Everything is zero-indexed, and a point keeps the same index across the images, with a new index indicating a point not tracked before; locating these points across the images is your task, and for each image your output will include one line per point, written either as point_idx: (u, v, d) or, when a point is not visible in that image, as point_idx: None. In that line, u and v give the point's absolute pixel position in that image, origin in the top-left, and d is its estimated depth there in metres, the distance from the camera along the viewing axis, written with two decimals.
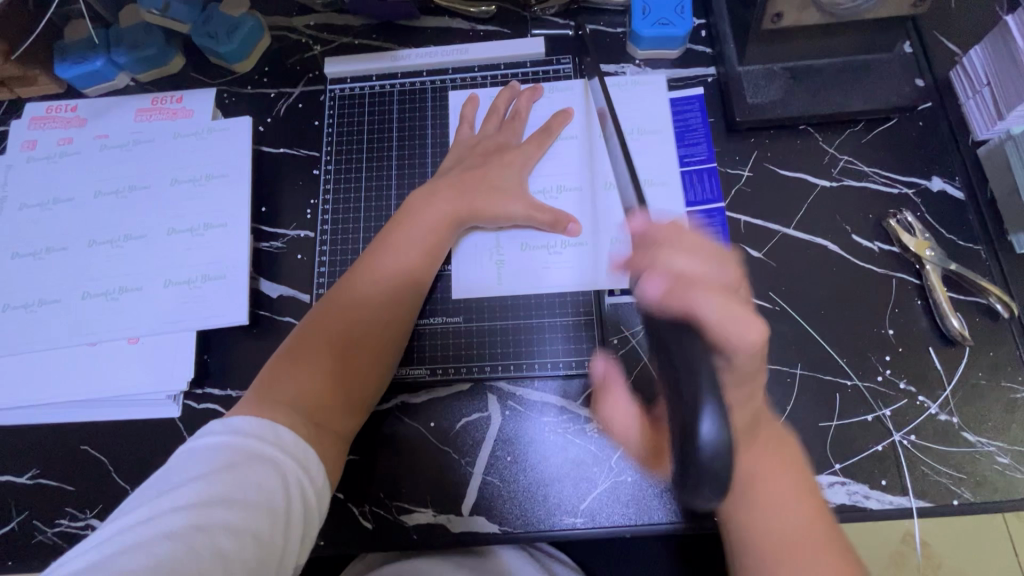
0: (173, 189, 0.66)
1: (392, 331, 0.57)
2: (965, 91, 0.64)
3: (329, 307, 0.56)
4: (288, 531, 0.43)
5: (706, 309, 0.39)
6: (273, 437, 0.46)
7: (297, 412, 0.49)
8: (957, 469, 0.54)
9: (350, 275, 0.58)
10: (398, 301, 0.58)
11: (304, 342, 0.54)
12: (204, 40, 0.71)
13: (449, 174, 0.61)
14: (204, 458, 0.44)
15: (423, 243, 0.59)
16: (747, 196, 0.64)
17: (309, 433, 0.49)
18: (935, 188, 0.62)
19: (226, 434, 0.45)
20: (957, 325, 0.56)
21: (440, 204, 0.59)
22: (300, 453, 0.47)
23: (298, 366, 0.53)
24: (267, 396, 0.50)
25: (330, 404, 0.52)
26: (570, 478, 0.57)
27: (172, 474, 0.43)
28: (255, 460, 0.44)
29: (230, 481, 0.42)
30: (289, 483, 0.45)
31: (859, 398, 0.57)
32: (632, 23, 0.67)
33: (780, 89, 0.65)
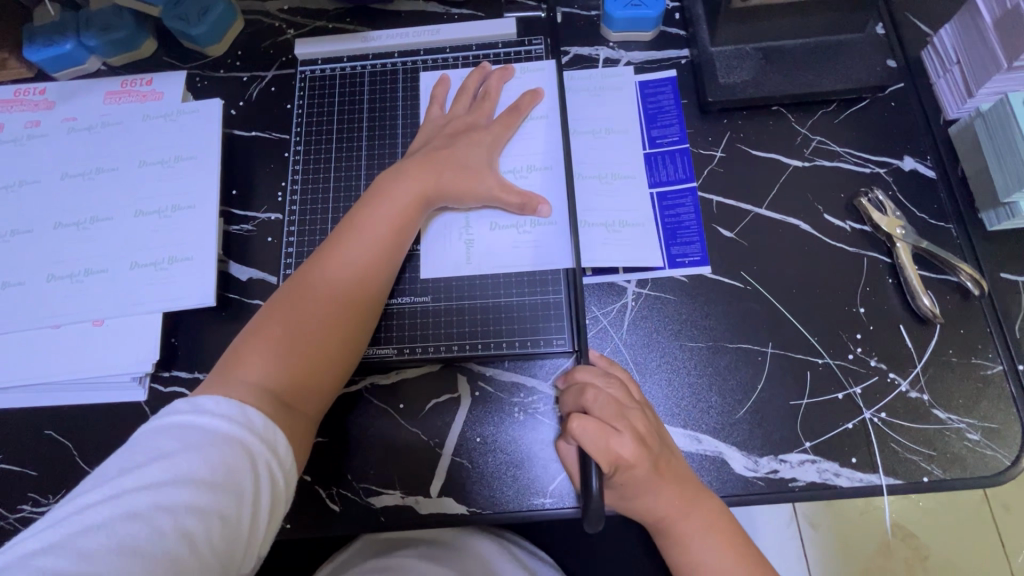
0: (141, 171, 0.65)
1: (360, 309, 0.56)
2: (936, 70, 0.64)
3: (297, 288, 0.55)
4: (254, 512, 0.43)
5: (584, 439, 0.48)
6: (238, 419, 0.45)
7: (264, 395, 0.49)
8: (928, 446, 0.54)
9: (316, 255, 0.57)
10: (367, 280, 0.56)
11: (271, 324, 0.53)
12: (175, 22, 0.70)
13: (417, 153, 0.60)
14: (169, 436, 0.43)
15: (391, 220, 0.57)
16: (719, 176, 0.64)
17: (276, 415, 0.48)
18: (906, 168, 0.62)
19: (192, 413, 0.44)
20: (928, 303, 0.56)
21: (407, 182, 0.58)
22: (268, 434, 0.46)
23: (264, 349, 0.52)
24: (233, 379, 0.49)
25: (299, 386, 0.52)
26: (540, 459, 0.56)
27: (135, 450, 0.43)
28: (221, 442, 0.44)
29: (196, 461, 0.42)
30: (256, 465, 0.44)
31: (830, 377, 0.56)
32: (604, 5, 0.67)
33: (753, 69, 0.65)
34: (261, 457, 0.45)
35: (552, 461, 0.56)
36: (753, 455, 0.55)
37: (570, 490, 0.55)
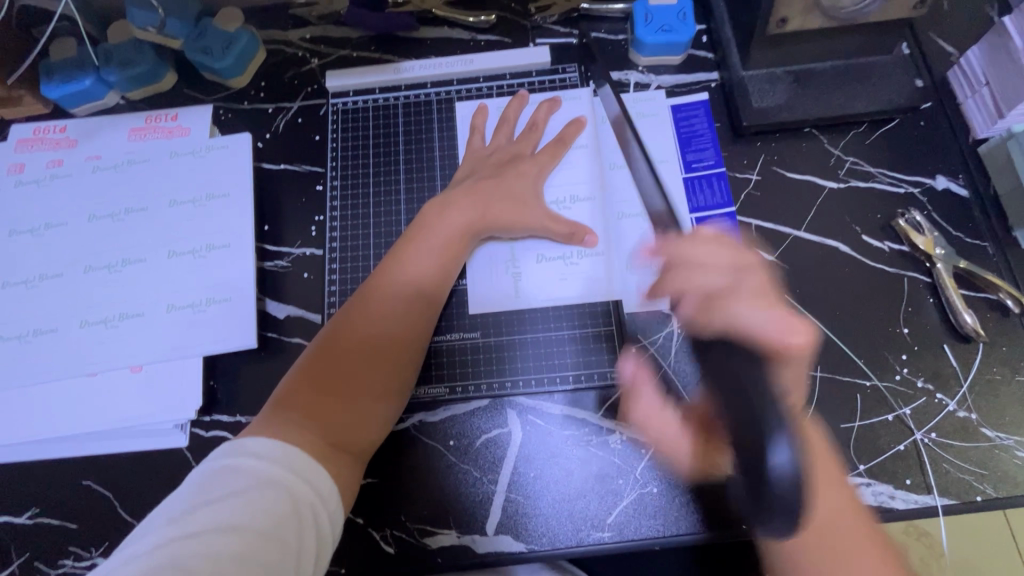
0: (172, 210, 0.64)
1: (408, 344, 0.55)
2: (964, 91, 0.65)
3: (344, 322, 0.54)
4: (299, 557, 0.42)
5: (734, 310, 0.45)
6: (284, 461, 0.44)
7: (314, 434, 0.48)
8: (979, 465, 0.55)
9: (364, 290, 0.56)
10: (416, 315, 0.56)
11: (318, 360, 0.52)
12: (199, 56, 0.69)
13: (462, 185, 0.60)
14: (212, 480, 0.42)
15: (438, 254, 0.57)
16: (757, 200, 0.64)
17: (326, 456, 0.47)
18: (940, 187, 0.63)
19: (232, 455, 0.44)
20: (970, 321, 0.57)
21: (455, 215, 0.58)
22: (310, 475, 0.45)
23: (314, 386, 0.51)
24: (282, 417, 0.48)
25: (348, 425, 0.50)
26: (595, 491, 0.56)
27: (182, 496, 0.42)
28: (267, 486, 0.42)
29: (238, 507, 0.41)
30: (298, 508, 0.43)
31: (878, 398, 0.57)
32: (635, 30, 0.67)
33: (785, 92, 0.65)
34: (302, 499, 0.43)
35: (608, 493, 0.56)
36: None
37: (627, 522, 0.55)
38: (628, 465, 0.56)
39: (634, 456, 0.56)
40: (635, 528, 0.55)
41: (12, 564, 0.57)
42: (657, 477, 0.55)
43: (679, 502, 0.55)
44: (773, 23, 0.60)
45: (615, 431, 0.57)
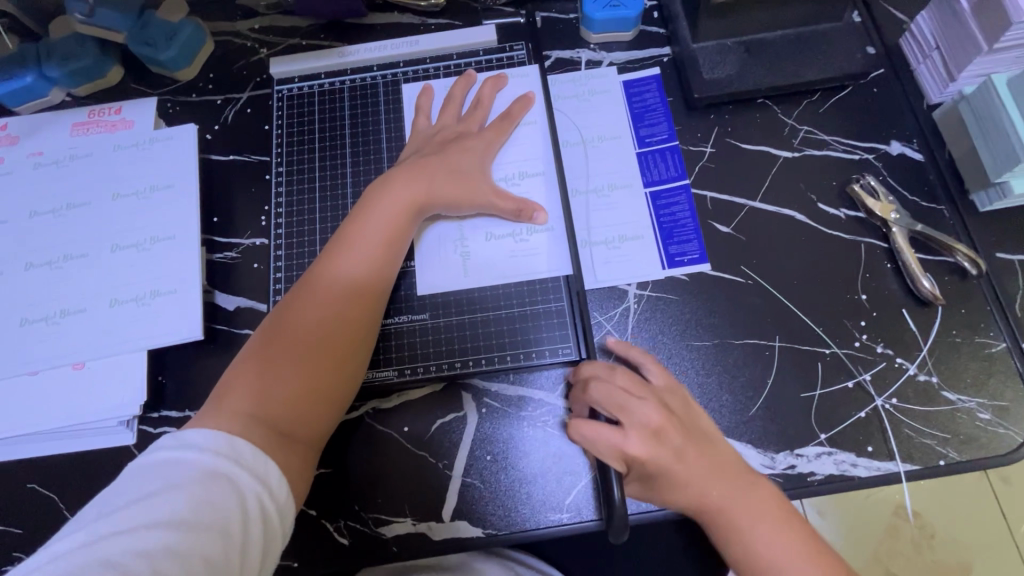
0: (116, 204, 0.63)
1: (359, 328, 0.53)
2: (916, 57, 0.64)
3: (291, 305, 0.53)
4: (245, 552, 0.40)
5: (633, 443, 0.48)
6: (230, 453, 0.43)
7: (258, 426, 0.46)
8: (941, 429, 0.53)
9: (309, 275, 0.54)
10: (364, 298, 0.54)
11: (265, 348, 0.50)
12: (143, 48, 0.68)
13: (406, 162, 0.59)
14: (150, 474, 0.40)
15: (384, 233, 0.55)
16: (711, 172, 0.63)
17: (275, 447, 0.46)
18: (895, 152, 0.62)
19: (173, 449, 0.42)
20: (928, 286, 0.56)
21: (398, 189, 0.57)
22: (259, 467, 0.43)
23: (261, 376, 0.49)
24: (225, 410, 0.47)
25: (298, 413, 0.49)
26: (553, 472, 0.54)
27: (116, 494, 0.40)
28: (209, 478, 0.41)
29: (177, 500, 0.39)
30: (244, 502, 0.41)
31: (839, 366, 0.56)
32: (584, 7, 0.66)
33: (736, 63, 0.64)
34: (249, 492, 0.42)
35: (567, 474, 0.54)
36: (769, 452, 0.54)
37: (587, 502, 0.53)
38: None
39: None
40: (595, 508, 0.53)
41: None
42: None
43: None
44: None
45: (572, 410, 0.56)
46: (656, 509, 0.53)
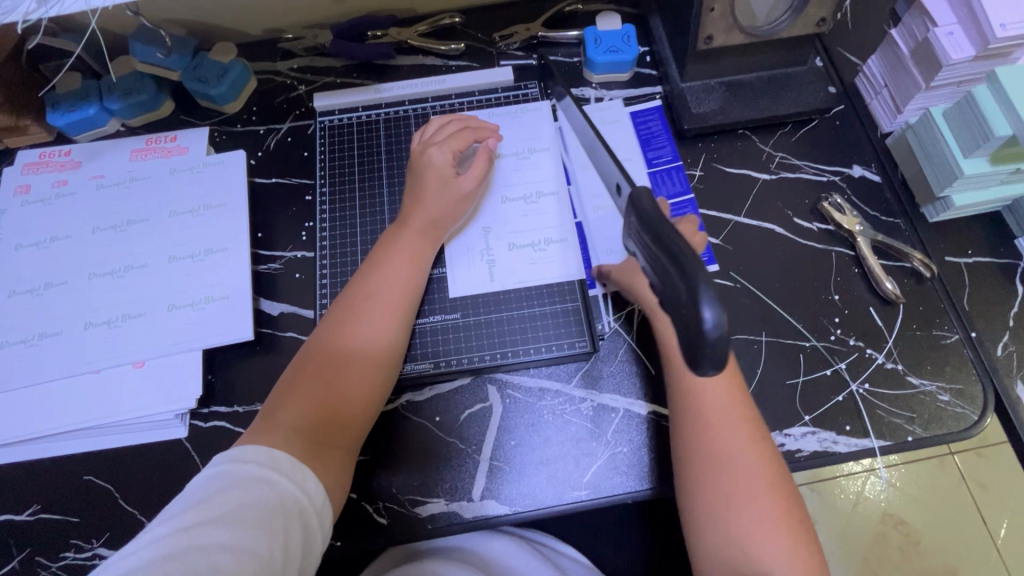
0: (172, 220, 0.70)
1: (384, 347, 0.59)
2: (869, 92, 0.76)
3: (326, 329, 0.59)
4: (287, 549, 0.45)
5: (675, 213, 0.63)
6: (272, 464, 0.48)
7: (298, 438, 0.52)
8: (908, 409, 0.61)
9: (341, 302, 0.60)
10: (389, 322, 0.60)
11: (303, 369, 0.57)
12: (196, 85, 0.76)
13: (415, 189, 0.66)
14: (200, 483, 0.46)
15: (403, 264, 0.62)
16: (701, 193, 0.73)
17: (311, 457, 0.52)
18: (857, 175, 0.72)
19: (219, 462, 0.48)
20: (890, 287, 0.65)
21: (413, 224, 0.64)
22: (296, 474, 0.49)
23: (299, 393, 0.55)
24: (271, 425, 0.52)
25: (332, 427, 0.55)
26: (571, 455, 0.61)
27: (171, 503, 0.45)
28: (252, 482, 0.46)
29: (226, 503, 0.44)
30: (284, 503, 0.47)
31: (818, 357, 0.64)
32: (587, 52, 0.76)
33: (718, 99, 0.75)
34: (287, 495, 0.47)
35: (583, 456, 0.61)
36: None
37: (602, 481, 0.60)
38: (600, 429, 0.61)
39: (605, 421, 0.62)
40: (610, 486, 0.59)
41: (13, 561, 0.59)
42: (627, 438, 0.61)
43: (648, 460, 0.60)
44: (701, 41, 0.69)
45: (587, 399, 0.63)
46: (663, 486, 0.59)
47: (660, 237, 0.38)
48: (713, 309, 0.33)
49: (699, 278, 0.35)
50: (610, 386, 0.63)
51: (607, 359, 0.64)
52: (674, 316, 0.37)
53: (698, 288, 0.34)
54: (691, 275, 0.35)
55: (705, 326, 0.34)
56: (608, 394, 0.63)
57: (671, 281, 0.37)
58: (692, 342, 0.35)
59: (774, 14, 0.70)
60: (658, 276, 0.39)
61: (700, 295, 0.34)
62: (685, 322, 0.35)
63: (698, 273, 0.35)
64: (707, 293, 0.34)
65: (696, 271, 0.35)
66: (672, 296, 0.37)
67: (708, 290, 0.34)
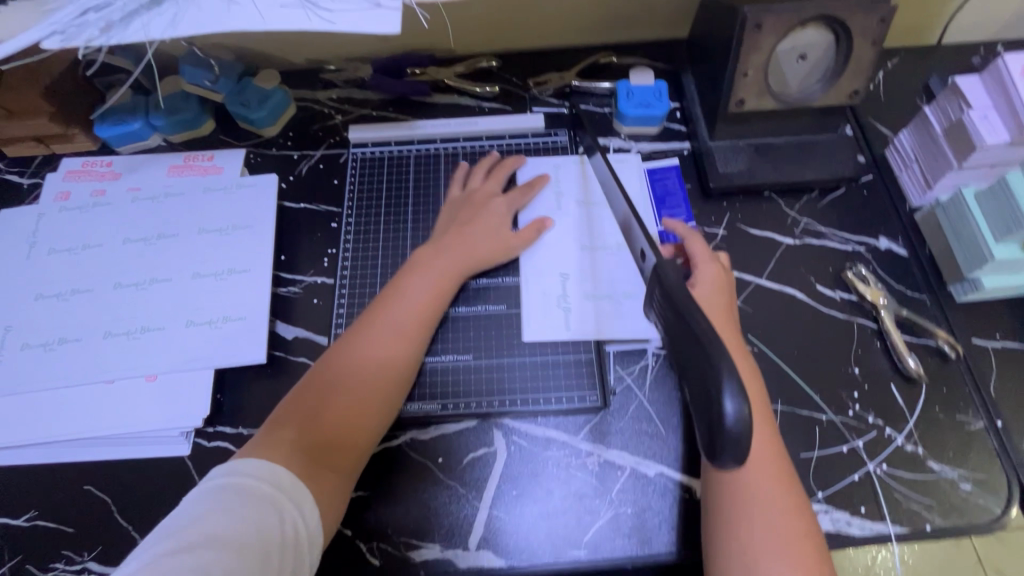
0: (199, 237, 0.71)
1: (393, 372, 0.59)
2: (899, 165, 0.75)
3: (342, 345, 0.60)
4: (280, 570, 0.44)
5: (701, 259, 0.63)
6: (273, 480, 0.49)
7: (298, 455, 0.52)
8: (927, 496, 0.59)
9: (360, 321, 0.62)
10: (403, 346, 0.61)
11: (309, 386, 0.57)
12: (238, 107, 0.79)
13: (451, 230, 0.69)
14: (205, 499, 0.46)
15: (423, 295, 0.63)
16: (723, 251, 0.72)
17: (310, 474, 0.51)
18: (883, 247, 0.72)
19: (221, 475, 0.48)
20: (912, 364, 0.64)
21: (441, 258, 0.66)
22: (294, 493, 0.49)
23: (306, 408, 0.55)
24: (274, 438, 0.53)
25: (332, 446, 0.54)
26: (573, 511, 0.59)
27: (174, 515, 0.46)
28: (254, 502, 0.46)
29: (225, 521, 0.44)
30: (281, 522, 0.47)
31: (834, 431, 0.62)
32: (618, 104, 0.78)
33: (746, 160, 0.75)
34: (283, 514, 0.47)
35: (585, 513, 0.59)
36: None
37: (603, 542, 0.58)
38: (605, 486, 0.60)
39: (611, 477, 0.60)
40: (610, 548, 0.58)
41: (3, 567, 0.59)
42: (631, 498, 0.59)
43: (652, 523, 0.58)
44: (732, 103, 0.70)
45: (593, 453, 0.62)
46: (664, 552, 0.57)
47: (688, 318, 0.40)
48: (734, 399, 0.35)
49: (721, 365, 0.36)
50: (618, 443, 0.62)
51: (617, 414, 0.63)
52: (693, 394, 0.39)
53: (721, 375, 0.36)
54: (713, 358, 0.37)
55: (726, 417, 0.35)
56: (616, 451, 0.61)
57: (692, 362, 0.38)
58: (712, 428, 0.36)
59: (808, 82, 0.70)
60: (679, 354, 0.41)
61: (722, 384, 0.36)
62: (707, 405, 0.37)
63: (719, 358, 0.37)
64: (729, 384, 0.36)
65: (719, 358, 0.37)
66: (695, 379, 0.38)
67: (730, 381, 0.35)
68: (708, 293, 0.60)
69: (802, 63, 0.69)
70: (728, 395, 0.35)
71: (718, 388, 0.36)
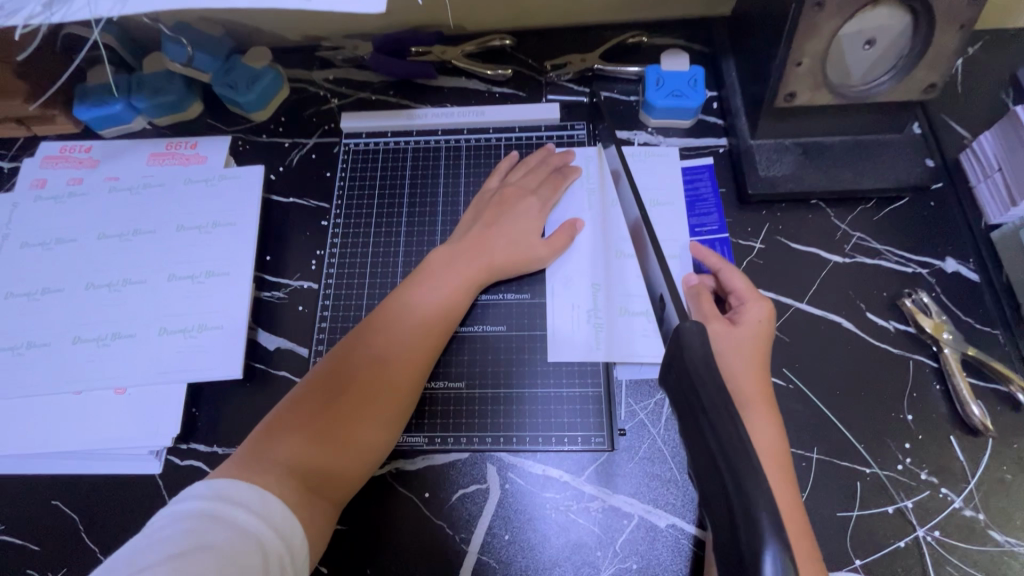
0: (178, 235, 0.65)
1: (400, 388, 0.52)
2: (976, 174, 0.64)
3: (348, 350, 0.53)
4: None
5: (735, 285, 0.55)
6: (264, 512, 0.42)
7: (290, 478, 0.45)
8: (986, 572, 0.51)
9: (368, 322, 0.55)
10: (416, 355, 0.54)
11: (302, 396, 0.50)
12: (225, 90, 0.71)
13: (472, 231, 0.61)
14: (179, 530, 0.39)
15: (438, 302, 0.56)
16: (758, 269, 0.63)
17: (299, 503, 0.44)
18: (949, 270, 0.62)
19: (206, 499, 0.41)
20: (978, 413, 0.54)
21: (460, 261, 0.58)
22: (285, 527, 0.42)
23: (301, 420, 0.48)
24: (263, 456, 0.46)
25: (328, 468, 0.48)
26: (571, 562, 0.53)
27: (146, 544, 0.39)
28: (237, 533, 0.40)
29: (208, 559, 0.37)
30: (269, 562, 0.40)
31: (880, 488, 0.54)
32: (646, 93, 0.68)
33: (791, 163, 0.65)
34: (274, 553, 0.41)
35: (585, 566, 0.53)
36: None
37: None
38: (608, 537, 0.53)
39: (616, 528, 0.53)
40: None
41: None
42: (638, 553, 0.52)
43: None
44: (780, 98, 0.60)
45: (597, 498, 0.55)
46: None
47: (718, 442, 0.34)
48: (776, 562, 0.30)
49: (760, 511, 0.32)
50: (626, 488, 0.55)
51: (626, 456, 0.56)
52: (723, 538, 0.34)
53: (760, 526, 0.31)
54: (748, 499, 0.32)
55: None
56: (623, 497, 0.54)
57: (722, 500, 0.34)
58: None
59: (873, 74, 0.59)
60: (705, 483, 0.36)
61: (761, 541, 0.31)
62: (739, 563, 0.32)
63: (759, 502, 0.32)
64: (770, 541, 0.31)
65: (757, 500, 0.32)
66: (726, 521, 0.33)
67: (771, 539, 0.30)
68: (751, 334, 0.51)
69: (870, 50, 0.57)
70: (769, 559, 0.30)
71: (758, 546, 0.31)
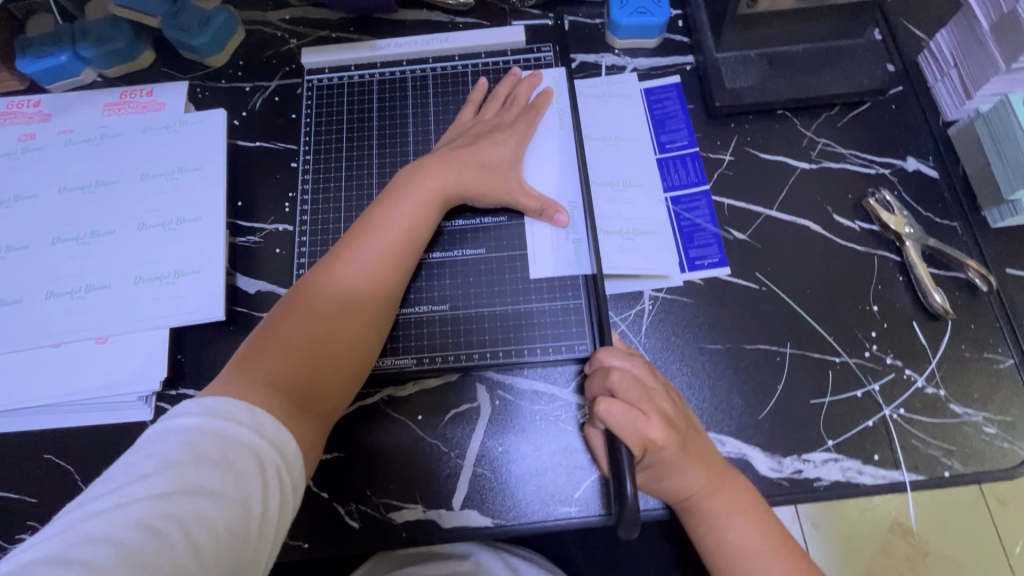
0: (144, 183, 0.64)
1: (374, 305, 0.53)
2: (934, 74, 0.66)
3: (319, 275, 0.53)
4: (264, 522, 0.39)
5: None
6: (253, 423, 0.41)
7: (276, 394, 0.45)
8: (947, 441, 0.54)
9: (338, 247, 0.54)
10: (387, 276, 0.54)
11: (278, 324, 0.50)
12: (177, 33, 0.68)
13: (437, 152, 0.61)
14: (175, 441, 0.38)
15: (407, 222, 0.56)
16: (730, 179, 0.64)
17: (291, 419, 0.44)
18: (910, 168, 0.64)
19: (195, 414, 0.40)
20: (939, 300, 0.57)
21: (426, 179, 0.58)
22: (279, 439, 0.42)
23: (281, 343, 0.48)
24: (246, 375, 0.45)
25: (313, 386, 0.48)
26: (563, 466, 0.55)
27: (140, 457, 0.38)
28: (232, 447, 0.39)
29: (206, 470, 0.37)
30: (266, 472, 0.40)
31: (849, 374, 0.57)
32: (611, 12, 0.67)
33: (757, 74, 0.66)
34: (271, 464, 0.40)
35: (576, 469, 0.55)
36: (777, 455, 0.54)
37: (595, 498, 0.54)
38: None
39: None
40: (603, 504, 0.54)
41: None
42: None
43: None
44: (743, 3, 0.60)
45: (583, 405, 0.57)
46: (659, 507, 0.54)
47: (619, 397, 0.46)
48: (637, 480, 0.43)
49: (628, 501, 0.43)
50: None
51: None
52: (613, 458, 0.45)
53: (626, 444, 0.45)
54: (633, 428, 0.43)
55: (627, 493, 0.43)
56: None
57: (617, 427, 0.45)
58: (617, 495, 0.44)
59: None
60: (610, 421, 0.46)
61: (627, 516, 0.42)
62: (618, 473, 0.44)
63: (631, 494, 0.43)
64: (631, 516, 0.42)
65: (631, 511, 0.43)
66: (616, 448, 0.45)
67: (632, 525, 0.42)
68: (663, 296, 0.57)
69: None
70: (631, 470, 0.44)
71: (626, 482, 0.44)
